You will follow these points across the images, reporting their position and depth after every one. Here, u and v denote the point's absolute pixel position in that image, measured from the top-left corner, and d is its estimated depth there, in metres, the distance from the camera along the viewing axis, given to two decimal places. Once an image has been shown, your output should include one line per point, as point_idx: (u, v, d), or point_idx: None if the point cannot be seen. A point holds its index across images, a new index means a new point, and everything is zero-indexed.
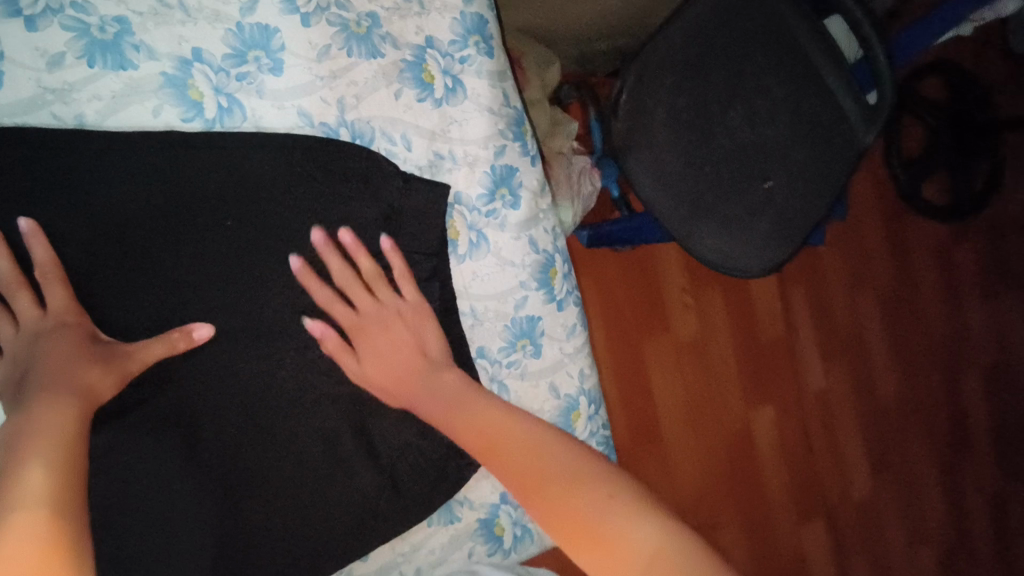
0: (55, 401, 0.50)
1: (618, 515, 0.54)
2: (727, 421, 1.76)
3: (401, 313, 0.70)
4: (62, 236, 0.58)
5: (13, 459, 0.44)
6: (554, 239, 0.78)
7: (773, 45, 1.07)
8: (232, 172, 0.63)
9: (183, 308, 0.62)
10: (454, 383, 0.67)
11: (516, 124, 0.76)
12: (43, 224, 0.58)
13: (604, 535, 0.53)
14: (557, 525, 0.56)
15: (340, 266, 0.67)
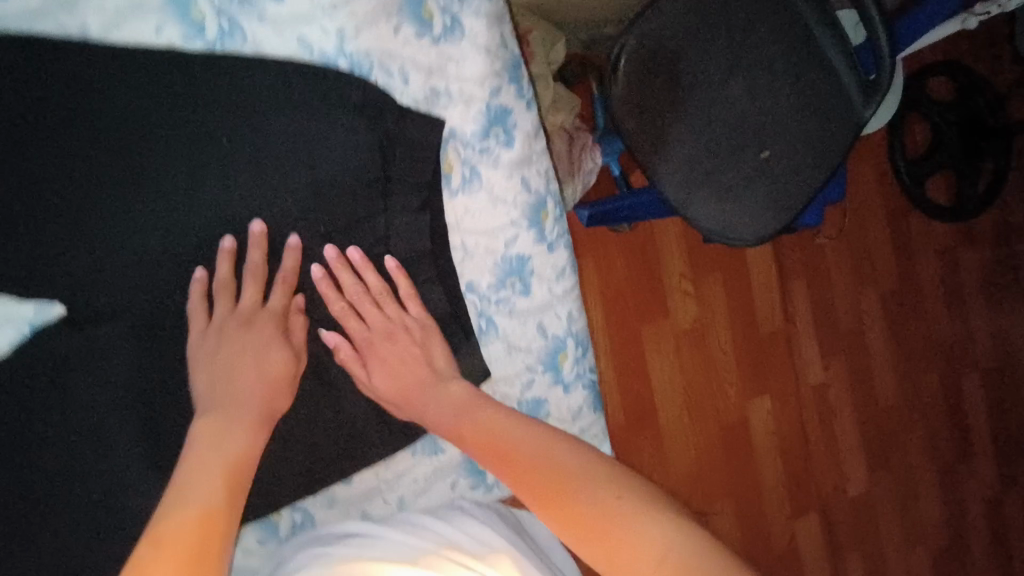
0: (248, 419, 0.60)
1: (632, 518, 0.56)
2: (726, 412, 1.74)
3: (409, 330, 0.71)
4: (63, 138, 0.60)
5: (204, 460, 0.56)
6: (548, 182, 0.80)
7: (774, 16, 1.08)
8: (231, 90, 0.64)
9: (178, 219, 0.63)
10: (461, 395, 0.69)
11: (513, 68, 0.77)
12: (48, 125, 0.60)
13: (622, 537, 0.55)
14: (575, 530, 0.58)
15: (351, 282, 0.69)
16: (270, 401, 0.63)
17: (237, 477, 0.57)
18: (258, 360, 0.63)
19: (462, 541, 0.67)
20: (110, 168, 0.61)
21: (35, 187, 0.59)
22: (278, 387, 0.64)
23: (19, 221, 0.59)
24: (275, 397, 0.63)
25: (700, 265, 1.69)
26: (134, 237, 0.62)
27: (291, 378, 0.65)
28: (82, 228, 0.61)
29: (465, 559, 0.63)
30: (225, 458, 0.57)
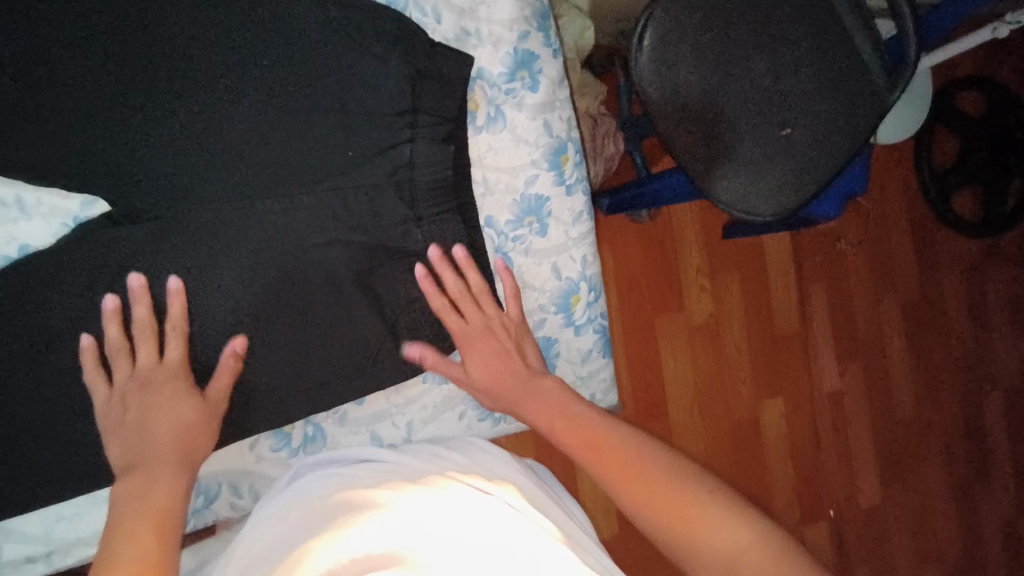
0: (169, 470, 0.61)
1: (718, 513, 0.60)
2: (737, 412, 1.69)
3: (504, 326, 0.77)
4: (94, 43, 0.61)
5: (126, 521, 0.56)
6: (569, 128, 0.82)
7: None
8: (266, 11, 0.65)
9: (206, 134, 0.64)
10: (553, 389, 0.75)
11: (541, 16, 0.79)
12: (78, 28, 0.60)
13: (709, 527, 0.59)
14: (660, 516, 0.62)
15: (453, 280, 0.74)
16: (187, 446, 0.64)
17: (170, 516, 0.57)
18: (168, 416, 0.64)
19: (469, 466, 0.70)
20: (145, 71, 0.62)
21: (69, 84, 0.60)
22: (191, 438, 0.64)
23: (52, 121, 0.60)
24: (193, 440, 0.64)
25: (718, 259, 1.65)
26: (164, 142, 0.63)
27: (208, 421, 0.65)
28: (117, 129, 0.62)
29: (466, 477, 0.67)
30: (153, 501, 0.58)
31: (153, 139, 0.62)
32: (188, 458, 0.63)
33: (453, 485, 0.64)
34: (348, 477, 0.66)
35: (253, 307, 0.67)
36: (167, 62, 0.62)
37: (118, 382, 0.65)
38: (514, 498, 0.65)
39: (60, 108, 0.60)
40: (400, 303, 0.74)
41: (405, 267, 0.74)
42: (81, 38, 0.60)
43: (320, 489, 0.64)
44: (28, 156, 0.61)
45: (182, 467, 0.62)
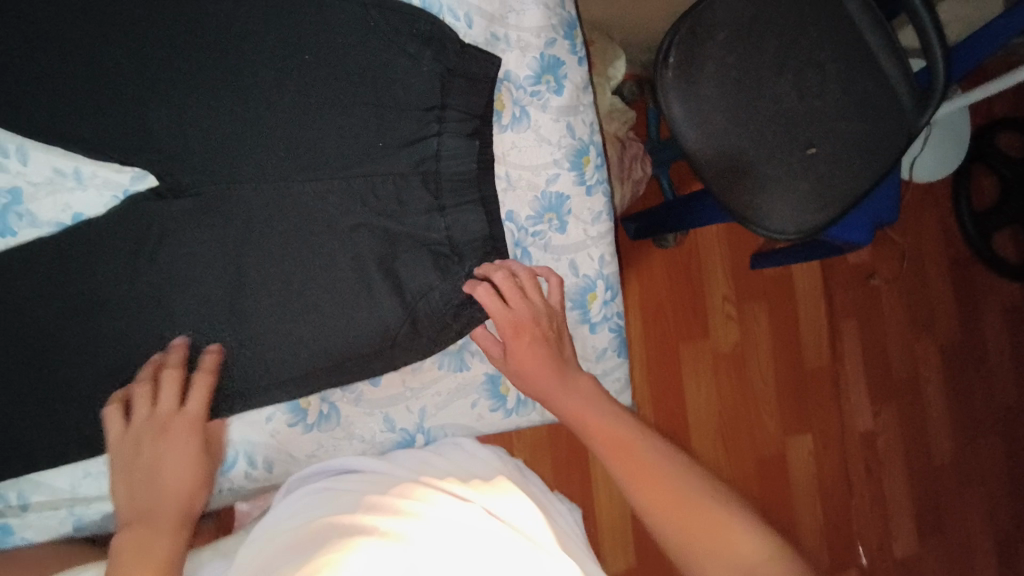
0: (169, 529, 0.58)
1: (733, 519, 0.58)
2: (763, 446, 1.62)
3: (552, 313, 0.75)
4: (152, 28, 0.66)
5: None
6: (592, 133, 0.84)
7: (822, 15, 1.10)
8: (310, 9, 0.70)
9: (251, 117, 0.69)
10: (587, 386, 0.72)
11: (569, 26, 0.84)
12: (140, 13, 0.66)
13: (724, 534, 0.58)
14: (668, 515, 0.60)
15: (502, 277, 0.74)
16: (188, 506, 0.61)
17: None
18: (178, 471, 0.62)
19: (445, 470, 0.70)
20: (195, 59, 0.67)
21: (128, 67, 0.66)
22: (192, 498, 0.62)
23: (106, 96, 0.65)
24: (193, 501, 0.62)
25: (744, 286, 1.62)
26: (209, 123, 0.68)
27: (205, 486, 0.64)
28: (166, 111, 0.67)
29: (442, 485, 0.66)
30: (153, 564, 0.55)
31: (201, 123, 0.68)
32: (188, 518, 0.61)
33: (432, 495, 0.63)
34: (326, 495, 0.64)
35: (280, 284, 0.71)
36: (217, 50, 0.68)
37: (132, 419, 0.63)
38: (487, 503, 0.65)
39: (117, 89, 0.65)
40: (418, 290, 0.75)
41: (425, 254, 0.76)
42: (143, 24, 0.66)
43: (301, 513, 0.62)
44: (83, 130, 0.65)
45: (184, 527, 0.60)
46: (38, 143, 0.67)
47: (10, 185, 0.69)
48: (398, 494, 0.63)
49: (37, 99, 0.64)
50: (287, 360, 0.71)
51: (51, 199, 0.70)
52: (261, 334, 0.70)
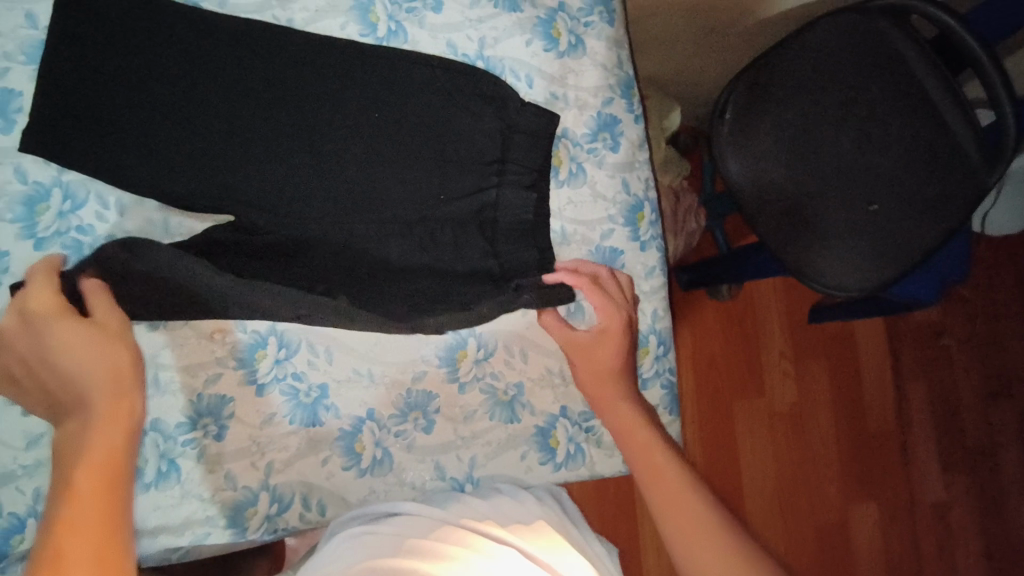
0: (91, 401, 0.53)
1: None
2: (822, 512, 1.53)
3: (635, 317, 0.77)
4: (247, 91, 0.74)
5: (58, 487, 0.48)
6: (647, 189, 0.85)
7: (884, 69, 1.04)
8: (386, 76, 0.77)
9: (324, 173, 0.75)
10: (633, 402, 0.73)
11: (625, 86, 0.87)
12: (237, 78, 0.74)
13: None
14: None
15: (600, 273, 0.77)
16: (110, 363, 0.54)
17: (118, 459, 0.50)
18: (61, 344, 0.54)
19: (485, 513, 0.69)
20: (276, 119, 0.74)
21: (220, 128, 0.73)
22: (97, 353, 0.55)
23: (198, 151, 0.72)
24: (107, 354, 0.55)
25: (802, 343, 1.56)
26: (287, 175, 0.74)
27: (109, 335, 0.56)
28: (251, 166, 0.73)
29: (486, 529, 0.65)
30: (92, 448, 0.50)
31: (279, 175, 0.74)
32: (109, 373, 0.54)
33: (480, 541, 0.63)
34: (375, 539, 0.64)
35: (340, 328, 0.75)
36: (298, 109, 0.75)
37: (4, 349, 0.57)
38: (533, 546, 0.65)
39: (209, 143, 0.72)
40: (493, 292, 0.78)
41: (481, 302, 0.79)
42: (240, 88, 0.74)
43: (348, 556, 0.62)
44: (175, 179, 0.72)
45: (109, 386, 0.53)
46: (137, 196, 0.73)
47: (106, 233, 0.74)
48: (443, 538, 0.63)
49: (137, 149, 0.71)
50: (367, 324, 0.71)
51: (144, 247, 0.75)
52: (320, 376, 0.75)
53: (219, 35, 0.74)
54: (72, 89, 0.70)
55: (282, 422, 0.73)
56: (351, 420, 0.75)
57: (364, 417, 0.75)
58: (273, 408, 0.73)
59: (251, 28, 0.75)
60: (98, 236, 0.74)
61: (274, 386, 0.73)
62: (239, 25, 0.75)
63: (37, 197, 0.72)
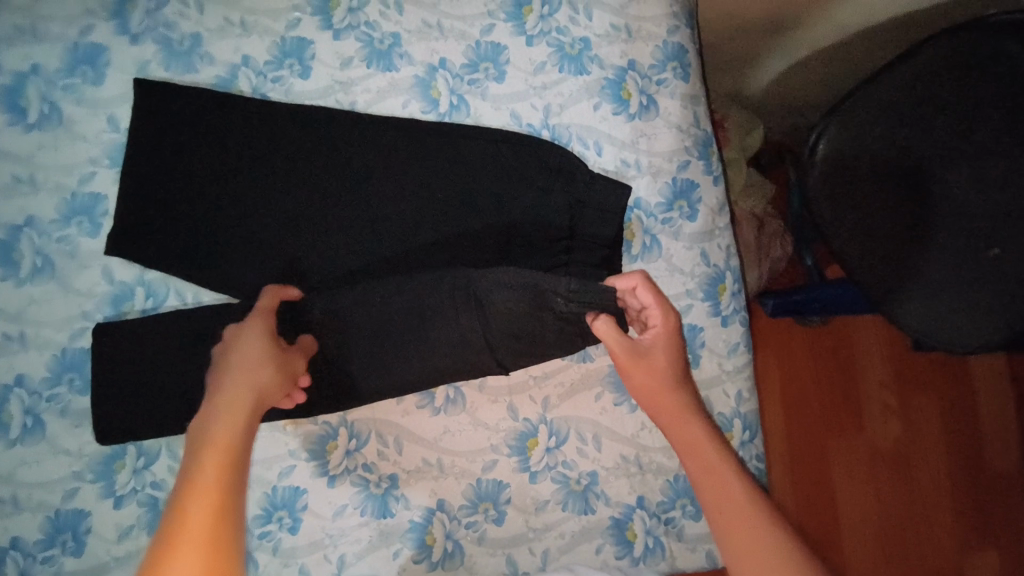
0: (235, 386, 0.56)
1: None
2: (932, 557, 1.35)
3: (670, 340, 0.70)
4: (313, 181, 0.74)
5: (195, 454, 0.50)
6: (727, 258, 0.79)
7: (1002, 90, 0.83)
8: (451, 155, 0.75)
9: (389, 260, 0.74)
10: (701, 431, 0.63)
11: (703, 145, 0.80)
12: (302, 169, 0.74)
13: None
14: None
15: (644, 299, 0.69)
16: (261, 374, 0.58)
17: (237, 448, 0.51)
18: (243, 345, 0.60)
19: None
20: (344, 210, 0.74)
21: (287, 220, 0.73)
22: (262, 364, 0.59)
23: (266, 246, 0.72)
24: (264, 369, 0.58)
25: (907, 374, 1.39)
26: (350, 265, 0.73)
27: (283, 365, 0.61)
28: (317, 258, 0.73)
29: None
30: (219, 432, 0.52)
31: (344, 266, 0.73)
32: (257, 386, 0.57)
33: None
34: None
35: (410, 418, 0.75)
36: (361, 197, 0.74)
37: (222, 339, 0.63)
38: None
39: (275, 237, 0.73)
40: (551, 333, 0.71)
41: (554, 388, 0.76)
42: (305, 179, 0.73)
43: None
44: (245, 273, 0.72)
45: (253, 386, 0.56)
46: (215, 290, 0.73)
47: None
48: None
49: (209, 247, 0.72)
50: (447, 327, 0.71)
51: None
52: (390, 467, 0.74)
53: (285, 127, 0.74)
54: (151, 189, 0.72)
55: (354, 513, 0.73)
56: (422, 511, 0.74)
57: (434, 508, 0.74)
58: (345, 499, 0.73)
59: (315, 116, 0.74)
60: None
61: (344, 478, 0.73)
62: (303, 113, 0.74)
63: (122, 297, 0.73)
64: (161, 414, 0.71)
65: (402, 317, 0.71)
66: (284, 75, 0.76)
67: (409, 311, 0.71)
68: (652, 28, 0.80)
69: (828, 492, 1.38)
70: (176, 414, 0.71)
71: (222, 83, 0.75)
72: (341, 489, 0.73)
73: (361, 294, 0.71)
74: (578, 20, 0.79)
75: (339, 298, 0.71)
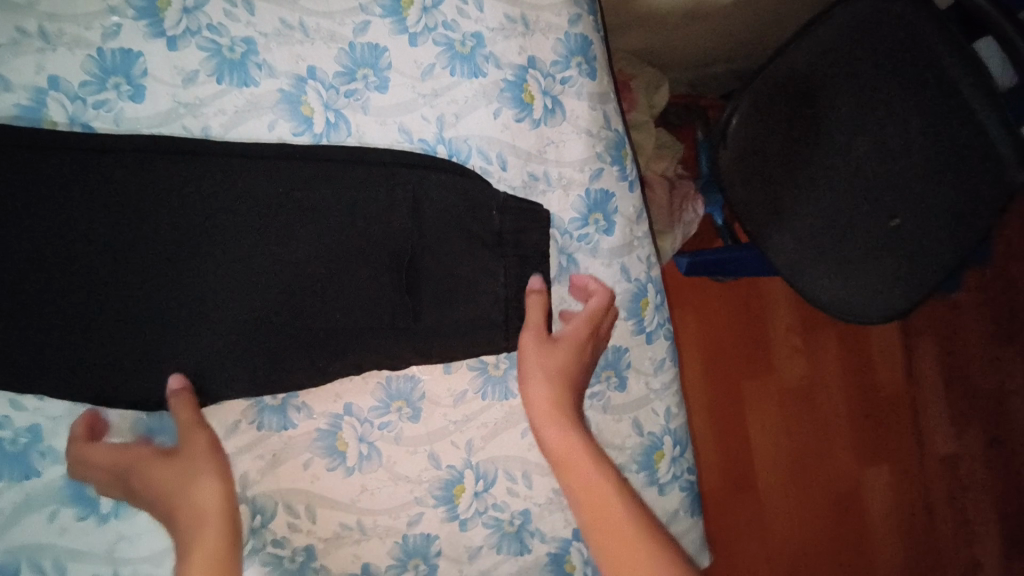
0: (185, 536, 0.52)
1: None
2: (834, 481, 1.42)
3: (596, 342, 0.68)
4: (158, 228, 0.60)
5: None
6: (648, 269, 0.75)
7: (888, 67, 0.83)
8: (332, 185, 0.64)
9: (264, 322, 0.62)
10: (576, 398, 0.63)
11: (615, 148, 0.74)
12: (141, 217, 0.60)
13: None
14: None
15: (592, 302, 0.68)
16: (195, 498, 0.54)
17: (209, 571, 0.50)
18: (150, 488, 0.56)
19: None
20: (203, 260, 0.61)
21: (136, 281, 0.60)
22: (188, 489, 0.54)
23: (105, 317, 0.60)
24: (194, 489, 0.54)
25: (810, 316, 1.43)
26: (246, 318, 0.61)
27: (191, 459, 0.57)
28: (183, 321, 0.60)
29: None
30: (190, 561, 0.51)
31: (207, 330, 0.61)
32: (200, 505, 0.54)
33: None
34: None
35: (319, 483, 0.67)
36: (220, 244, 0.61)
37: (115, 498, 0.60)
38: None
39: (123, 304, 0.60)
40: (470, 315, 0.67)
41: (479, 430, 0.70)
42: (149, 227, 0.60)
43: None
44: (85, 349, 0.59)
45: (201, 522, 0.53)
46: (49, 379, 0.59)
47: (28, 423, 0.61)
48: None
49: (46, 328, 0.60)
50: (340, 331, 0.64)
51: None
52: (304, 538, 0.67)
53: (118, 163, 0.60)
54: None
55: None
56: None
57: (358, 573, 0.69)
58: None
59: (159, 149, 0.61)
60: (19, 427, 0.61)
61: (253, 558, 0.66)
62: (137, 146, 0.61)
63: None
64: (15, 526, 0.61)
65: (291, 339, 0.63)
66: (109, 98, 0.62)
67: (321, 310, 0.63)
68: (551, 17, 0.71)
69: (743, 434, 1.40)
70: (35, 523, 0.61)
71: (27, 114, 0.60)
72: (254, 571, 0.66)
73: (240, 285, 0.61)
74: (467, 11, 0.69)
75: (205, 331, 0.61)
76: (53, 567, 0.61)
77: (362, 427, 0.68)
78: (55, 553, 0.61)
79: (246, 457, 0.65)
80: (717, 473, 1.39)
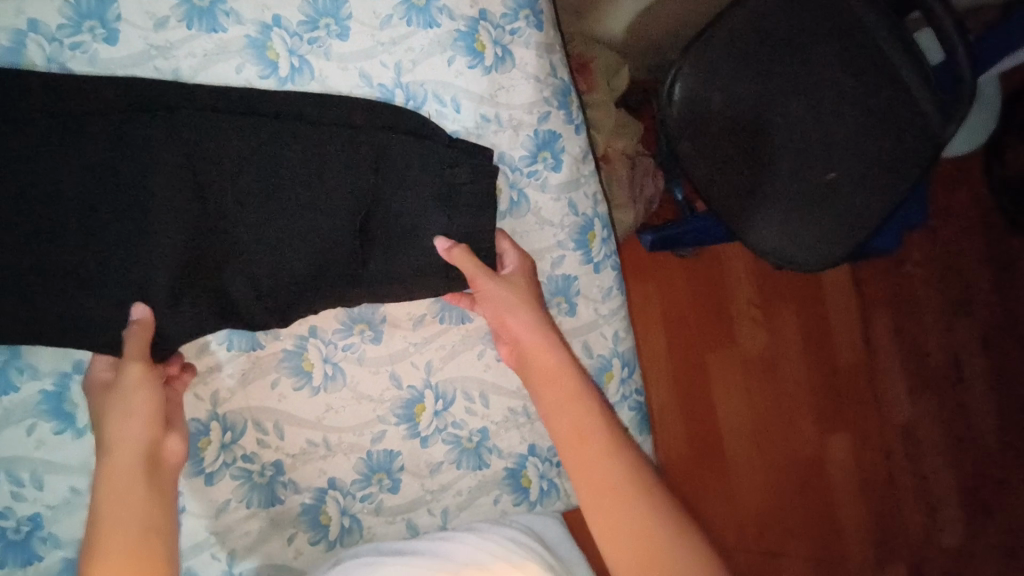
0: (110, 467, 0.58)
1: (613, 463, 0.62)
2: (796, 447, 1.49)
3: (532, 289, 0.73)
4: (125, 157, 0.64)
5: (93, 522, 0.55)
6: (595, 205, 0.82)
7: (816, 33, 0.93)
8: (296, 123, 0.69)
9: (236, 244, 0.67)
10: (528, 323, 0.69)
11: (562, 94, 0.81)
12: (108, 147, 0.64)
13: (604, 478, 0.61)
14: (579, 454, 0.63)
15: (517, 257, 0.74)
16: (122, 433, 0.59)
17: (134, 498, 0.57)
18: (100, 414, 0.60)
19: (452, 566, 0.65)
20: (169, 186, 0.65)
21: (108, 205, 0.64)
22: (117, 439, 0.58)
23: (75, 238, 0.63)
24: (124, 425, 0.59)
25: (769, 288, 1.50)
26: (219, 242, 0.67)
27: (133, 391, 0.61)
28: (151, 244, 0.64)
29: None
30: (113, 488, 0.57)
31: (173, 254, 0.65)
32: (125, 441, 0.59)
33: None
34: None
35: (286, 401, 0.72)
36: (186, 172, 0.65)
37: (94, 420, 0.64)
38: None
39: (92, 227, 0.63)
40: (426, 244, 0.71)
41: (439, 352, 0.76)
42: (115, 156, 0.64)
43: None
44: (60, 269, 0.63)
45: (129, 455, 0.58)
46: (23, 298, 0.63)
47: None
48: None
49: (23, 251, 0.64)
50: (305, 257, 0.68)
51: (52, 349, 0.66)
52: (273, 454, 0.72)
53: (94, 98, 0.65)
54: None
55: (239, 507, 0.70)
56: (312, 492, 0.73)
57: (326, 487, 0.73)
58: (228, 494, 0.70)
59: (131, 86, 0.66)
60: None
61: (223, 473, 0.70)
62: (110, 82, 0.66)
63: None
64: None
65: (260, 261, 0.68)
66: (84, 40, 0.67)
67: (287, 235, 0.68)
68: None
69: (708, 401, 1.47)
70: (12, 436, 0.65)
71: (8, 53, 0.65)
72: (224, 484, 0.70)
73: (211, 211, 0.66)
74: None
75: (171, 253, 0.64)
76: (31, 479, 0.66)
77: (327, 349, 0.73)
78: (32, 466, 0.65)
79: (216, 376, 0.70)
80: (683, 438, 1.45)
